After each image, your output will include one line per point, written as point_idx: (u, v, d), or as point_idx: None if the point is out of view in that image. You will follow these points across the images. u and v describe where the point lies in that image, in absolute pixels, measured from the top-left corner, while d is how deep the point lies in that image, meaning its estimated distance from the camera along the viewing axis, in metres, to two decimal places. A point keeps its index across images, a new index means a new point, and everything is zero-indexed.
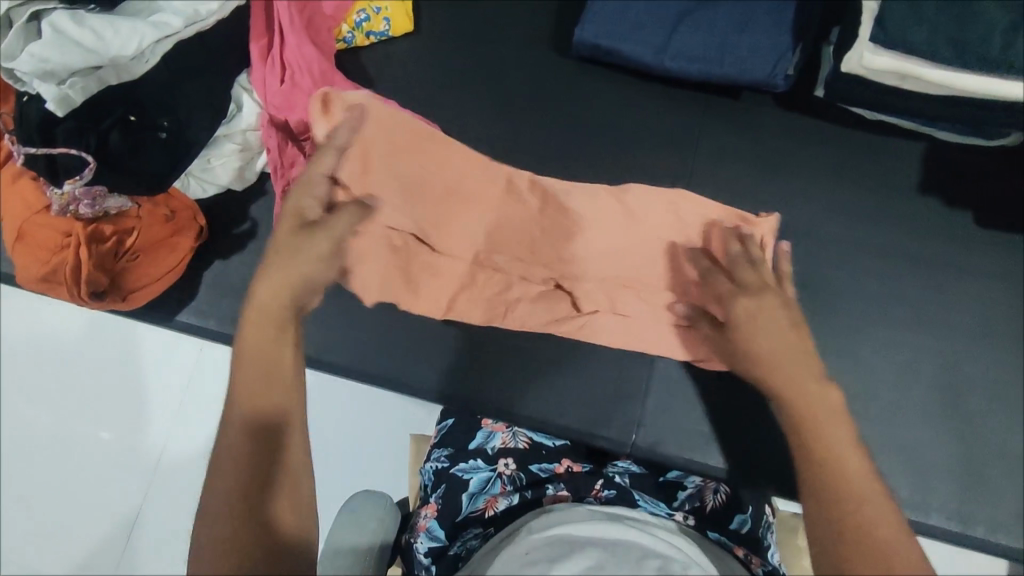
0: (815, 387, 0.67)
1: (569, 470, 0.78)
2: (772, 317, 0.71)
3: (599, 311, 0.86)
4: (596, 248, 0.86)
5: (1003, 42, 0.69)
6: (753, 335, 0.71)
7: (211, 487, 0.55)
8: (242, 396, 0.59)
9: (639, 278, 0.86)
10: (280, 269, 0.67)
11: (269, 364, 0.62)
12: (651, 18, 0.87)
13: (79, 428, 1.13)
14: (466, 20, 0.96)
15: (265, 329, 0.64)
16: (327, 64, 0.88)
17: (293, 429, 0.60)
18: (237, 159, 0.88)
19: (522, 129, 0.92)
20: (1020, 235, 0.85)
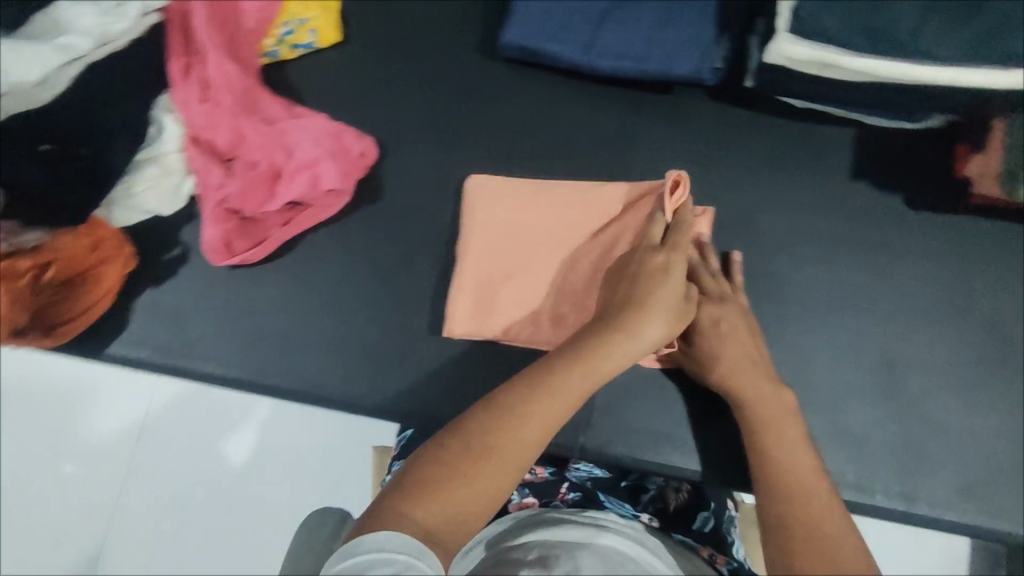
0: (771, 388, 0.72)
1: (534, 474, 0.78)
2: (732, 324, 0.75)
3: (540, 314, 0.82)
4: (541, 255, 0.84)
5: (913, 28, 0.71)
6: (717, 345, 0.75)
7: (447, 444, 0.57)
8: (522, 394, 0.60)
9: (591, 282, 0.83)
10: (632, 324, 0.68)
11: (562, 387, 0.61)
12: (576, 18, 0.86)
13: (45, 464, 1.13)
14: (395, 30, 0.94)
15: (604, 360, 0.65)
16: (250, 80, 0.86)
17: (512, 458, 0.57)
18: (163, 184, 0.86)
19: (456, 136, 0.91)
20: (954, 212, 0.85)
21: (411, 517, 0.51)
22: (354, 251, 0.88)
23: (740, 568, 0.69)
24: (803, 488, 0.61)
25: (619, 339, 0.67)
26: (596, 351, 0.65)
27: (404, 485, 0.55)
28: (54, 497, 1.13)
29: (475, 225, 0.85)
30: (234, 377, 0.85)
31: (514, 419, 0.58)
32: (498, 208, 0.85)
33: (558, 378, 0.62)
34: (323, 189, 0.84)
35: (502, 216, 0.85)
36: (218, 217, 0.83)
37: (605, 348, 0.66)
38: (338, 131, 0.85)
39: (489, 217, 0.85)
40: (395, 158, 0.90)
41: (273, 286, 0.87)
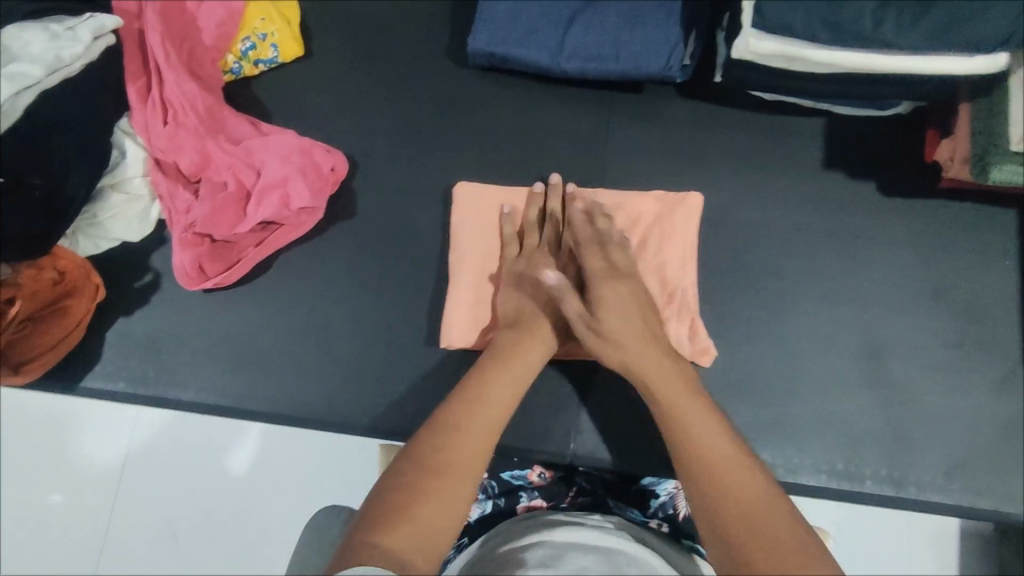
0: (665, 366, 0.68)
1: (542, 476, 0.76)
2: (626, 296, 0.73)
3: None
4: None
5: (874, 20, 0.69)
6: (614, 317, 0.71)
7: (401, 463, 0.58)
8: (458, 409, 0.62)
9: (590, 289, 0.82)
10: (538, 326, 0.74)
11: (493, 397, 0.64)
12: (542, 21, 0.85)
13: (23, 498, 1.11)
14: (360, 40, 0.93)
15: (517, 366, 0.69)
16: (212, 99, 0.84)
17: (465, 466, 0.58)
18: (127, 210, 0.84)
19: (429, 145, 0.89)
20: (924, 196, 0.86)
21: (377, 537, 0.51)
22: (330, 268, 0.86)
23: None
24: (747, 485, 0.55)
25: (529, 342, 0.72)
26: (510, 361, 0.69)
27: (365, 513, 0.54)
28: (36, 535, 1.10)
29: (467, 232, 0.84)
30: (213, 405, 0.83)
31: (461, 429, 0.60)
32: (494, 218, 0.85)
33: (483, 389, 0.65)
34: (295, 208, 0.81)
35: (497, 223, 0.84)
36: (188, 241, 0.81)
37: (519, 349, 0.71)
38: (306, 147, 0.83)
39: (480, 226, 0.84)
40: (366, 171, 0.89)
41: (249, 309, 0.86)
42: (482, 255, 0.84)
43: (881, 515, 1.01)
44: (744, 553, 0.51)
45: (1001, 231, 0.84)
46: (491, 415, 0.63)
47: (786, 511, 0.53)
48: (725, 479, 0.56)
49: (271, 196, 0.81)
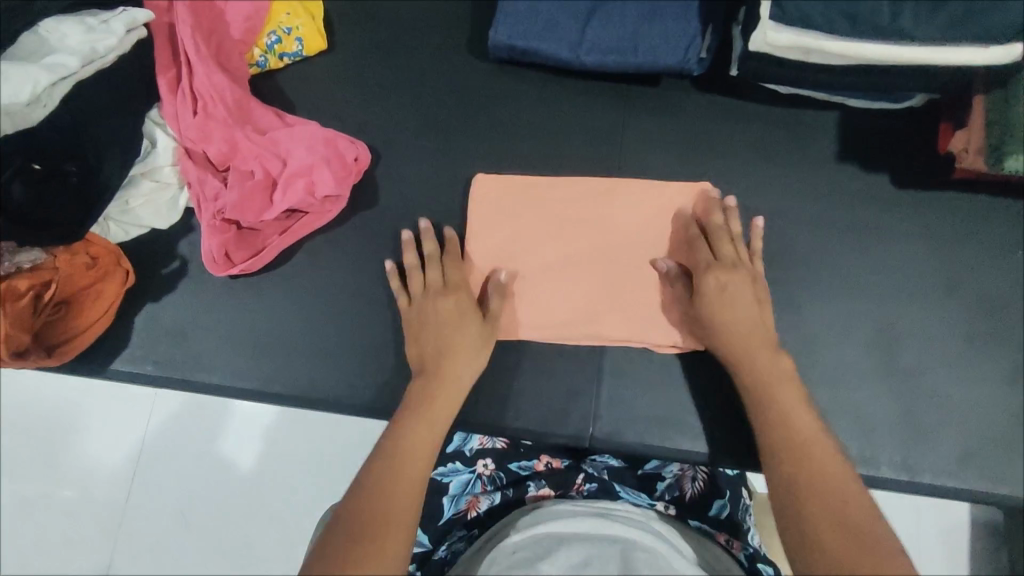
0: (767, 357, 0.73)
1: (549, 466, 0.81)
2: (740, 293, 0.76)
3: (538, 300, 0.85)
4: (551, 252, 0.86)
5: (891, 11, 0.71)
6: (719, 307, 0.75)
7: (339, 521, 0.60)
8: (385, 460, 0.65)
9: (603, 274, 0.85)
10: (451, 363, 0.75)
11: (418, 442, 0.68)
12: (562, 15, 0.87)
13: (44, 486, 1.13)
14: (381, 34, 0.95)
15: (445, 396, 0.73)
16: (240, 90, 0.86)
17: (399, 513, 0.61)
18: (157, 196, 0.86)
19: (449, 136, 0.91)
20: (939, 187, 0.87)
21: None
22: (353, 256, 0.88)
23: (756, 553, 0.72)
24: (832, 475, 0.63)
25: (443, 384, 0.74)
26: (434, 397, 0.73)
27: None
28: (57, 521, 1.12)
29: (485, 220, 0.87)
30: (239, 388, 0.85)
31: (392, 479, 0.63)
32: (512, 205, 0.87)
33: (413, 428, 0.69)
34: (321, 196, 0.83)
35: (513, 211, 0.87)
36: (216, 228, 0.83)
37: (432, 391, 0.73)
38: (331, 137, 0.85)
39: (498, 214, 0.87)
40: (388, 161, 0.91)
41: (274, 294, 0.87)
42: (498, 240, 0.86)
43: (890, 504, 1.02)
44: (810, 534, 0.59)
45: (1015, 223, 0.85)
46: (423, 452, 0.67)
47: (869, 514, 0.60)
48: (817, 474, 0.63)
49: (297, 185, 0.83)
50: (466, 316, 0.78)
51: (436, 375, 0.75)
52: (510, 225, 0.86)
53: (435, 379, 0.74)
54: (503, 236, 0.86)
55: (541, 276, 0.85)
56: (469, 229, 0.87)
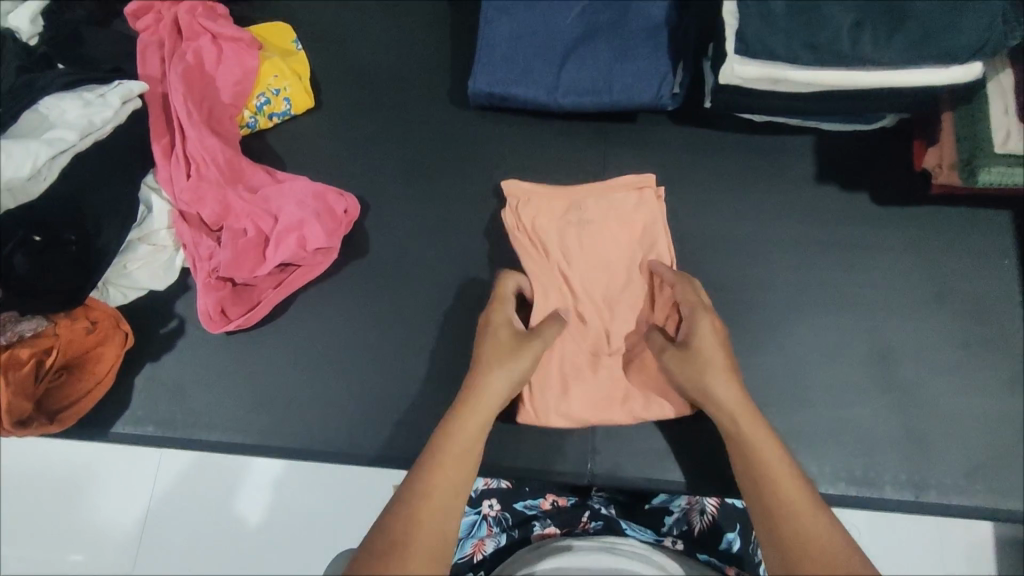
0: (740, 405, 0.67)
1: (555, 504, 0.81)
2: (705, 372, 0.70)
3: (551, 301, 0.86)
4: (572, 257, 0.87)
5: (851, 39, 0.73)
6: (705, 370, 0.70)
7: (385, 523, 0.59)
8: (431, 459, 0.63)
9: (609, 294, 0.87)
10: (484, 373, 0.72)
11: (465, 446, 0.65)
12: (537, 61, 0.90)
13: (48, 557, 1.12)
14: (365, 91, 0.99)
15: (484, 402, 0.70)
16: (231, 151, 0.89)
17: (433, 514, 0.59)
18: (154, 261, 0.88)
19: (435, 183, 0.94)
20: (917, 203, 0.88)
21: None
22: (346, 305, 0.90)
23: None
24: (792, 490, 0.60)
25: (477, 398, 0.69)
26: (467, 408, 0.69)
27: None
28: None
29: (550, 215, 0.88)
30: (238, 443, 0.86)
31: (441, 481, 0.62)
32: (563, 214, 0.88)
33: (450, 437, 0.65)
34: (312, 249, 0.85)
35: (569, 219, 0.88)
36: (212, 286, 0.85)
37: (470, 403, 0.69)
38: (321, 191, 0.88)
39: (554, 217, 0.88)
40: (377, 211, 0.93)
41: (272, 346, 0.89)
42: (543, 229, 0.87)
43: (900, 527, 1.00)
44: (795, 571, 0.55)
45: (998, 232, 0.86)
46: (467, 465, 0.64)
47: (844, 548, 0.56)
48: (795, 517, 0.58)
49: (288, 239, 0.85)
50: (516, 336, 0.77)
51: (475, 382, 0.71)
52: (563, 230, 0.87)
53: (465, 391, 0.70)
54: (547, 225, 0.88)
55: (553, 287, 0.87)
56: (535, 219, 0.87)
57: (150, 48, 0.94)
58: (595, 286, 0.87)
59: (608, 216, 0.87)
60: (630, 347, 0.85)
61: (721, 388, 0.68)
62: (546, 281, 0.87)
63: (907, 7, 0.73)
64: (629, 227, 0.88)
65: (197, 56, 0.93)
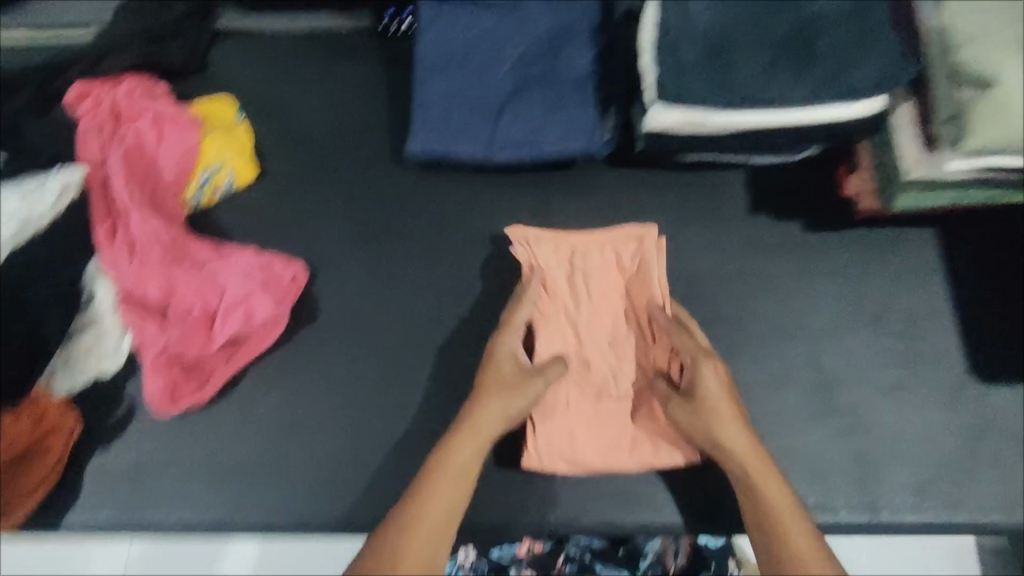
0: (750, 451, 0.74)
1: (531, 550, 0.88)
2: (717, 419, 0.76)
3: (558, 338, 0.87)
4: (577, 299, 0.88)
5: (767, 80, 0.76)
6: (715, 419, 0.76)
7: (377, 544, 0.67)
8: (422, 488, 0.71)
9: (615, 338, 0.88)
10: (479, 407, 0.78)
11: (453, 475, 0.73)
12: (472, 118, 0.92)
13: None
14: (308, 158, 1.01)
15: (477, 433, 0.76)
16: (175, 229, 0.89)
17: (418, 533, 0.67)
18: (99, 347, 0.87)
19: (381, 244, 0.95)
20: (847, 228, 0.92)
21: None
22: (299, 373, 0.90)
23: None
24: (799, 532, 0.67)
25: (472, 429, 0.77)
26: (460, 438, 0.76)
27: None
28: None
29: (552, 255, 0.88)
30: (195, 524, 0.85)
31: (427, 504, 0.70)
32: (564, 254, 0.89)
33: (441, 466, 0.73)
34: (259, 319, 0.87)
35: (571, 259, 0.89)
36: (160, 366, 0.85)
37: (462, 434, 0.76)
38: (267, 262, 0.89)
39: (554, 256, 0.88)
40: (325, 275, 0.94)
41: (226, 421, 0.88)
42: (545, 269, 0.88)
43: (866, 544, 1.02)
44: None
45: (924, 250, 0.90)
46: (455, 492, 0.72)
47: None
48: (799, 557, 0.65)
49: (234, 312, 0.87)
50: (518, 372, 0.81)
51: (471, 414, 0.78)
52: (567, 272, 0.89)
53: (460, 421, 0.78)
54: (551, 265, 0.88)
55: (562, 330, 0.87)
56: (535, 260, 0.88)
57: (89, 133, 0.94)
58: (600, 332, 0.88)
59: (610, 262, 0.89)
60: (636, 392, 0.87)
61: (732, 432, 0.75)
62: (553, 325, 0.87)
63: (815, 47, 0.75)
64: (631, 275, 0.88)
65: (137, 137, 0.94)
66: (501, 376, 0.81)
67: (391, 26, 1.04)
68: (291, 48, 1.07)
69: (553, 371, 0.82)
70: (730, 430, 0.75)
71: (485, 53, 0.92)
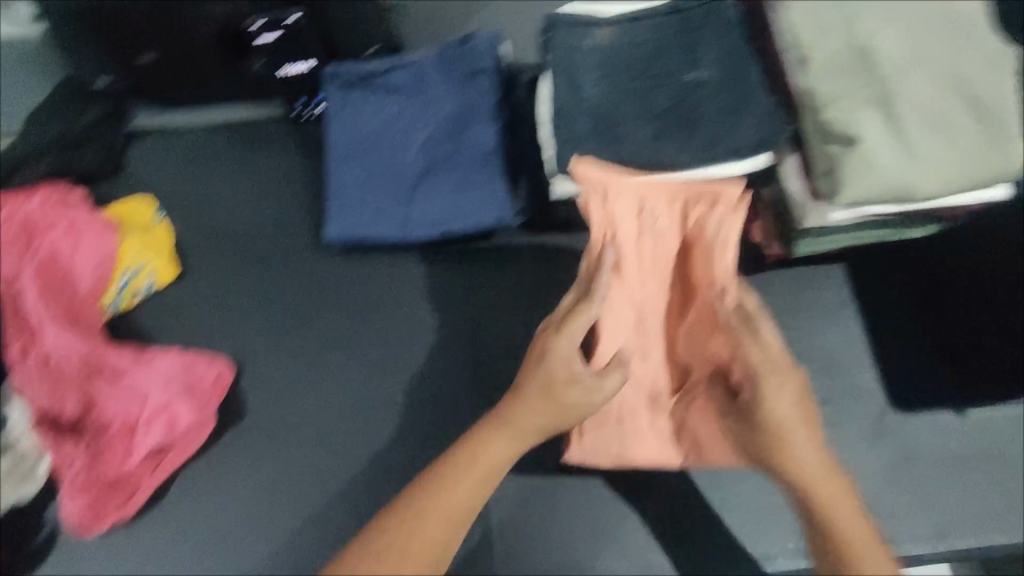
0: (833, 485, 0.65)
1: None
2: (793, 445, 0.67)
3: (621, 325, 0.82)
4: (642, 282, 0.82)
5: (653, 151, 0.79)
6: (791, 444, 0.67)
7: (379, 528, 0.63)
8: (434, 481, 0.66)
9: (677, 330, 0.82)
10: (521, 406, 0.70)
11: (469, 475, 0.66)
12: (386, 202, 0.94)
13: None
14: (229, 252, 1.01)
15: (508, 433, 0.69)
16: (94, 341, 0.88)
17: (417, 528, 0.62)
18: (12, 473, 0.84)
19: (307, 333, 0.95)
20: (761, 272, 0.94)
21: None
22: (230, 475, 0.89)
23: None
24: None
25: (506, 428, 0.70)
26: (492, 433, 0.69)
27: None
28: None
29: (622, 222, 0.80)
30: None
31: (434, 499, 0.64)
32: (633, 225, 0.80)
33: (460, 463, 0.67)
34: (182, 427, 0.86)
35: (642, 228, 0.81)
36: (80, 487, 0.83)
37: (494, 431, 0.70)
38: (189, 363, 0.88)
39: (626, 224, 0.80)
40: (252, 371, 0.93)
41: (155, 534, 0.86)
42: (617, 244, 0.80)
43: None
44: None
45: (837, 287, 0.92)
46: (468, 498, 0.66)
47: None
48: None
49: (155, 422, 0.86)
50: (570, 373, 0.70)
51: (509, 410, 0.70)
52: (637, 245, 0.81)
53: (497, 413, 0.71)
54: (626, 232, 0.80)
55: (626, 317, 0.82)
56: (603, 229, 0.80)
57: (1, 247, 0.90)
58: (656, 322, 0.83)
59: (677, 238, 0.81)
60: (698, 383, 0.82)
61: (801, 454, 0.66)
62: (619, 310, 0.81)
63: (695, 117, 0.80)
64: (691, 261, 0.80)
65: (51, 250, 0.91)
66: (563, 371, 0.70)
67: (304, 111, 1.05)
68: (208, 142, 1.08)
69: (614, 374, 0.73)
70: (812, 456, 0.66)
71: (394, 137, 0.95)
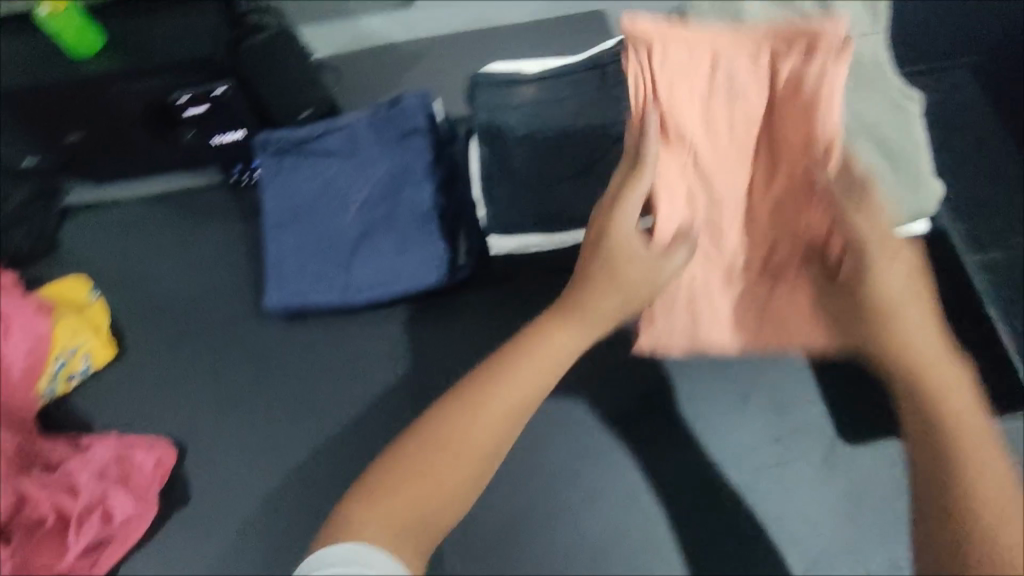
0: (956, 373, 0.50)
1: None
2: (905, 325, 0.53)
3: (687, 200, 0.64)
4: (715, 143, 0.61)
5: None
6: (904, 327, 0.53)
7: (416, 435, 0.52)
8: (487, 375, 0.55)
9: (766, 197, 0.63)
10: (584, 291, 0.61)
11: (528, 367, 0.56)
12: (325, 268, 0.93)
13: None
14: (169, 327, 0.99)
15: (568, 325, 0.60)
16: (25, 434, 0.87)
17: (473, 426, 0.52)
18: None
19: (251, 405, 0.93)
20: None
21: (399, 526, 0.46)
22: (178, 562, 0.86)
23: None
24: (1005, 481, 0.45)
25: (570, 316, 0.60)
26: (555, 324, 0.60)
27: (346, 513, 0.48)
28: None
29: (679, 80, 0.58)
30: None
31: (488, 393, 0.54)
32: (694, 79, 0.58)
33: (517, 354, 0.57)
34: (120, 518, 0.84)
35: (714, 77, 0.58)
36: None
37: (550, 325, 0.60)
38: (128, 449, 0.86)
39: (683, 78, 0.58)
40: (196, 450, 0.91)
41: None
42: (674, 103, 0.59)
43: None
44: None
45: None
46: (531, 392, 0.55)
47: None
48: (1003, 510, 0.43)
49: (93, 514, 0.83)
50: (633, 251, 0.61)
51: (571, 297, 0.61)
52: (701, 103, 0.59)
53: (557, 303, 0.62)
54: (684, 87, 0.58)
55: (686, 189, 0.63)
56: (662, 87, 0.58)
57: None
58: (738, 189, 0.63)
59: (762, 88, 0.58)
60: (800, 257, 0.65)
61: (913, 333, 0.52)
62: (673, 188, 0.63)
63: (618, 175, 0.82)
64: (791, 116, 0.57)
65: None
66: (623, 251, 0.61)
67: (243, 177, 1.05)
68: (146, 216, 1.07)
69: (672, 259, 0.62)
70: (929, 341, 0.52)
71: (330, 201, 0.95)
